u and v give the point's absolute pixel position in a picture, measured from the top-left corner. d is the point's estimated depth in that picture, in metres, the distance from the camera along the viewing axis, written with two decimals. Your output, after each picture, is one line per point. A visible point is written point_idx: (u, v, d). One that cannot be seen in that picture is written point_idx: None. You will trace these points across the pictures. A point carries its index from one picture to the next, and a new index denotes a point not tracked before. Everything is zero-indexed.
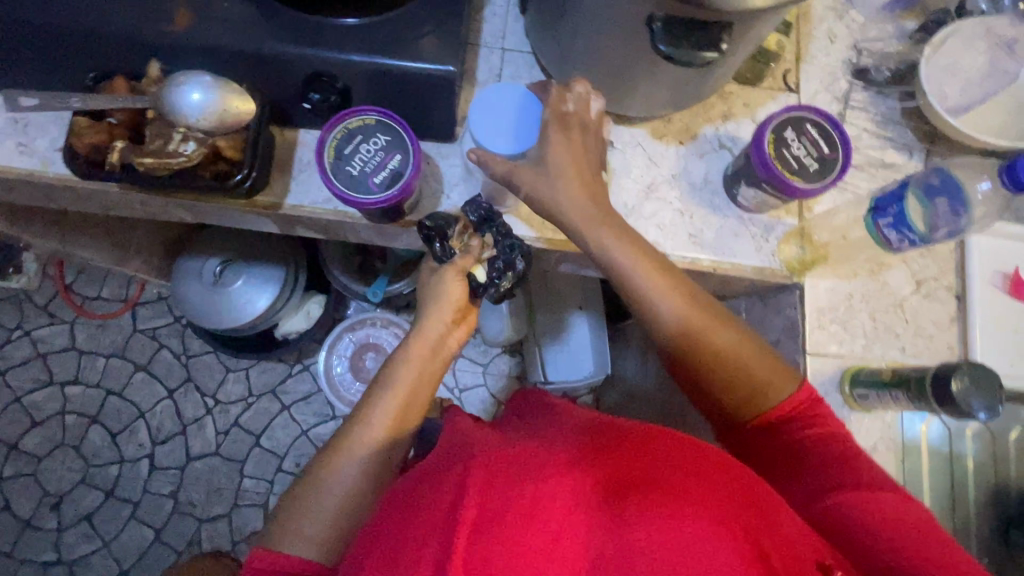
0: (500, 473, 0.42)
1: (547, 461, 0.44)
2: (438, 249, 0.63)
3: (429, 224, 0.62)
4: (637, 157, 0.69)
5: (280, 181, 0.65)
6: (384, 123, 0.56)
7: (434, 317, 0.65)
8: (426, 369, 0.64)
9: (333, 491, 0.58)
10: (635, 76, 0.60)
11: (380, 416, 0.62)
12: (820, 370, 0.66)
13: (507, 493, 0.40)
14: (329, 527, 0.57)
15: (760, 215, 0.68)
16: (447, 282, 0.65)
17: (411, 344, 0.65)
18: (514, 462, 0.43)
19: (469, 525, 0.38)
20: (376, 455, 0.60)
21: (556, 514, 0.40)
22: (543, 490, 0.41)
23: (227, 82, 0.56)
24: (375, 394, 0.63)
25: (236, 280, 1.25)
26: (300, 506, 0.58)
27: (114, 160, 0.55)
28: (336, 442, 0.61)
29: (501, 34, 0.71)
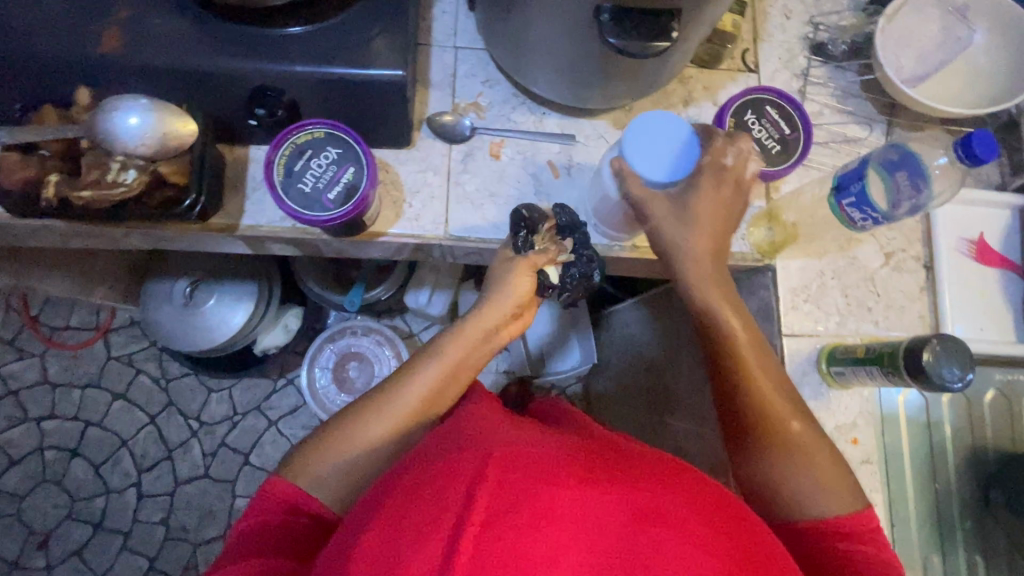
0: (521, 469, 0.41)
1: (571, 467, 0.42)
2: (520, 240, 0.61)
3: (527, 214, 0.61)
4: (601, 149, 0.68)
5: (235, 202, 0.62)
6: (334, 135, 0.54)
7: (497, 306, 0.62)
8: (475, 351, 0.62)
9: (362, 443, 0.56)
10: (591, 67, 0.58)
11: (417, 391, 0.59)
12: (797, 350, 0.66)
13: (526, 493, 0.39)
14: (347, 481, 0.56)
15: None
16: (520, 279, 0.61)
17: (467, 323, 0.62)
18: (540, 461, 0.42)
19: (480, 517, 0.38)
20: (410, 421, 0.58)
21: (570, 527, 0.39)
22: (561, 501, 0.39)
23: (167, 104, 0.54)
24: (421, 361, 0.60)
25: (208, 300, 1.22)
26: (325, 448, 0.56)
27: (50, 195, 0.52)
28: (373, 398, 0.59)
29: (452, 32, 0.69)
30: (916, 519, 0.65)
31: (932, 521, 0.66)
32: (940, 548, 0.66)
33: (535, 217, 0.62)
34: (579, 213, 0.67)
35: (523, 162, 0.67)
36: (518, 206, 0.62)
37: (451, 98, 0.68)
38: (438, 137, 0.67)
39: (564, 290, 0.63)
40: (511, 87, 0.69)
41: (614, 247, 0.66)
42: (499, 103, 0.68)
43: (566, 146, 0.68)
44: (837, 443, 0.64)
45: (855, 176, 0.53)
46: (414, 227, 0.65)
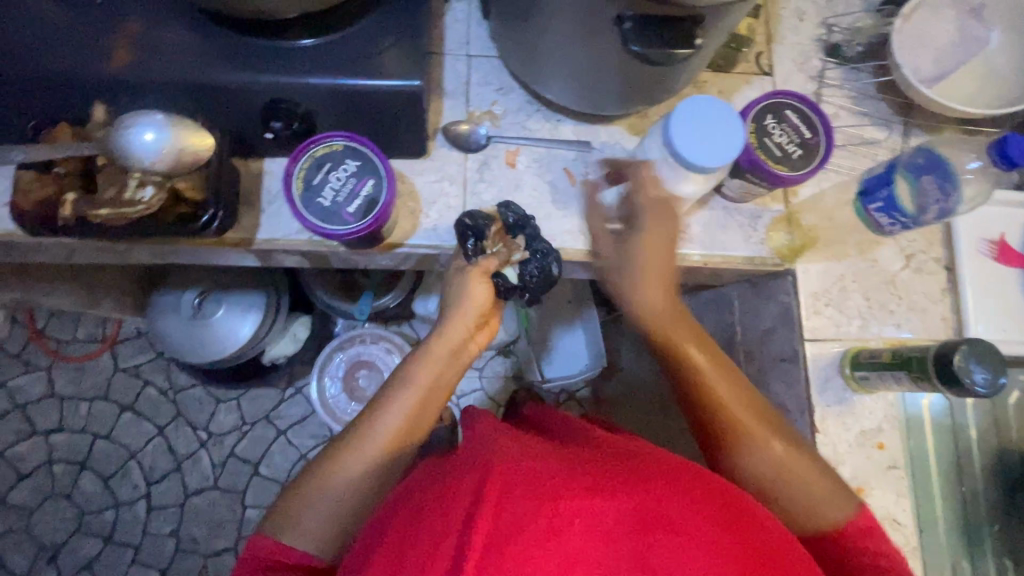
0: (521, 486, 0.40)
1: (572, 479, 0.41)
2: (469, 246, 0.60)
3: (470, 222, 0.59)
4: (617, 156, 0.68)
5: (250, 216, 0.62)
6: (352, 148, 0.54)
7: (458, 321, 0.62)
8: (445, 372, 0.62)
9: (339, 485, 0.56)
10: (608, 73, 0.58)
11: (388, 423, 0.59)
12: (819, 355, 0.65)
13: (528, 511, 0.39)
14: (331, 524, 0.56)
15: (746, 204, 0.67)
16: (474, 285, 0.61)
17: (432, 344, 0.62)
18: (539, 477, 0.41)
19: (482, 539, 0.37)
20: (387, 453, 0.58)
21: (576, 539, 0.38)
22: (564, 514, 0.39)
23: (182, 119, 0.53)
24: (390, 392, 0.60)
25: (216, 311, 1.21)
26: (303, 496, 0.56)
27: (67, 214, 0.51)
28: (345, 440, 0.59)
29: (464, 40, 0.69)
30: (944, 523, 0.65)
31: (960, 525, 0.65)
32: (968, 553, 0.65)
33: (481, 222, 0.60)
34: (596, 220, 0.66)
35: (539, 171, 0.67)
36: (461, 215, 0.61)
37: (465, 107, 0.67)
38: (453, 146, 0.66)
39: (527, 288, 0.60)
40: (525, 95, 0.68)
41: None
42: (513, 111, 0.68)
43: (582, 154, 0.68)
44: (862, 448, 0.64)
45: (884, 181, 0.54)
46: (431, 238, 0.64)
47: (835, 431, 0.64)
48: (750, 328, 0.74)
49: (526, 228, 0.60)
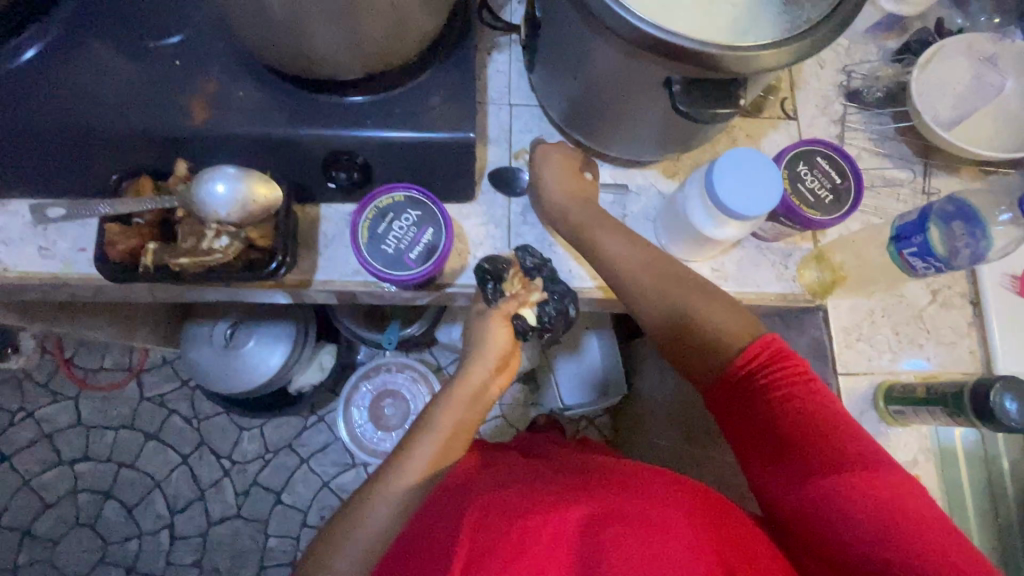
0: (491, 513, 0.47)
1: (534, 497, 0.48)
2: (489, 290, 0.64)
3: (488, 267, 0.63)
4: (652, 198, 0.71)
5: (308, 258, 0.65)
6: (414, 199, 0.59)
7: (481, 364, 0.65)
8: (468, 414, 0.64)
9: (369, 529, 0.57)
10: (647, 126, 0.61)
11: (416, 462, 0.60)
12: (852, 388, 0.68)
13: (497, 532, 0.44)
14: (362, 568, 0.56)
15: (777, 243, 0.70)
16: (495, 328, 0.64)
17: (455, 387, 0.65)
18: (504, 502, 0.48)
19: (461, 562, 0.44)
20: (413, 494, 0.59)
21: (544, 547, 0.44)
22: (531, 527, 0.44)
23: (253, 172, 0.57)
24: (416, 437, 0.62)
25: (247, 341, 1.24)
26: (334, 542, 0.57)
27: (149, 262, 0.55)
28: (375, 481, 0.60)
29: (506, 90, 0.73)
30: (981, 554, 0.66)
31: (997, 556, 0.66)
32: None
33: (500, 267, 0.64)
34: None
35: None
36: (479, 259, 0.65)
37: (508, 153, 0.71)
38: (497, 190, 0.70)
39: (546, 329, 0.64)
40: (564, 140, 0.72)
41: None
42: None
43: (619, 196, 0.71)
44: None
45: (916, 228, 0.58)
46: None
47: None
48: None
49: (543, 271, 0.64)
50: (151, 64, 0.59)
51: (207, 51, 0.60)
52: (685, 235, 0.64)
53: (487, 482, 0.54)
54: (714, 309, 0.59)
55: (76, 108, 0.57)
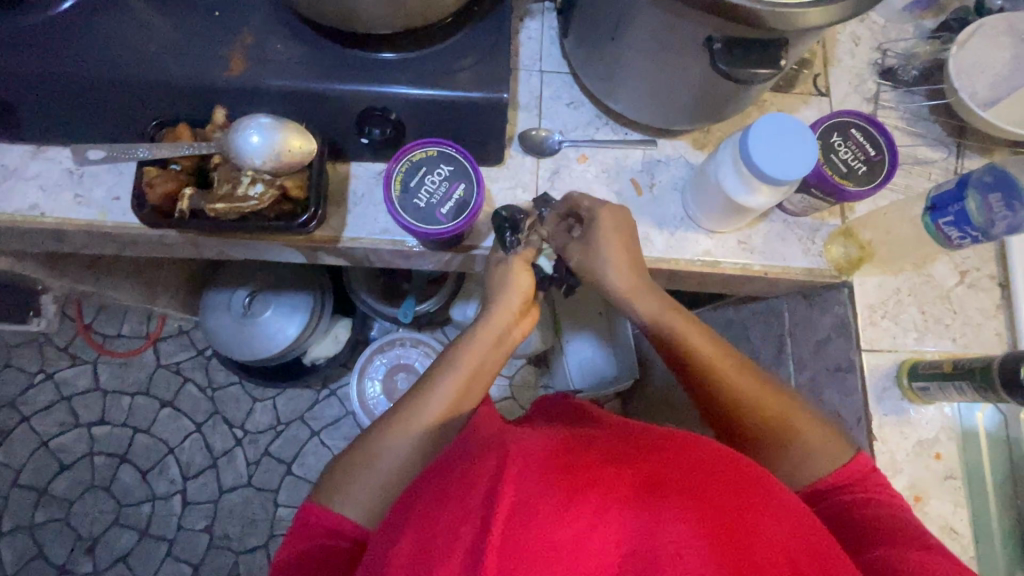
0: (535, 463, 0.41)
1: (580, 454, 0.43)
2: (508, 239, 0.63)
3: (507, 216, 0.63)
4: (679, 168, 0.71)
5: (337, 215, 0.66)
6: (446, 154, 0.60)
7: (501, 307, 0.65)
8: (488, 357, 0.64)
9: (388, 460, 0.59)
10: (680, 93, 0.61)
11: (436, 402, 0.61)
12: (876, 366, 0.67)
13: (541, 485, 0.40)
14: (377, 496, 0.58)
15: (804, 218, 0.70)
16: (517, 273, 0.64)
17: (477, 330, 0.65)
18: (546, 456, 0.42)
19: (502, 516, 0.38)
20: (432, 431, 0.60)
21: (592, 508, 0.40)
22: (579, 484, 0.40)
23: (286, 122, 0.58)
24: (436, 376, 0.63)
25: (264, 310, 1.25)
26: (352, 470, 0.59)
27: (184, 207, 0.56)
28: (392, 417, 0.61)
29: (538, 57, 0.73)
30: (1000, 537, 0.66)
31: (1016, 538, 0.66)
32: None
33: (517, 216, 0.64)
34: (662, 227, 0.69)
35: (608, 179, 0.70)
36: (495, 210, 0.65)
37: (537, 119, 0.71)
38: (526, 153, 0.70)
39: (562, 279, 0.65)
40: (594, 109, 0.72)
41: (695, 262, 0.69)
42: (583, 124, 0.71)
43: (648, 165, 0.71)
44: (919, 458, 0.65)
45: (953, 198, 0.59)
46: None
47: (891, 440, 0.66)
48: (801, 338, 0.77)
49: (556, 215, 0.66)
50: (191, 16, 0.60)
51: (247, 7, 0.61)
52: (715, 204, 0.64)
53: (516, 432, 0.49)
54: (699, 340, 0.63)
55: (117, 57, 0.58)
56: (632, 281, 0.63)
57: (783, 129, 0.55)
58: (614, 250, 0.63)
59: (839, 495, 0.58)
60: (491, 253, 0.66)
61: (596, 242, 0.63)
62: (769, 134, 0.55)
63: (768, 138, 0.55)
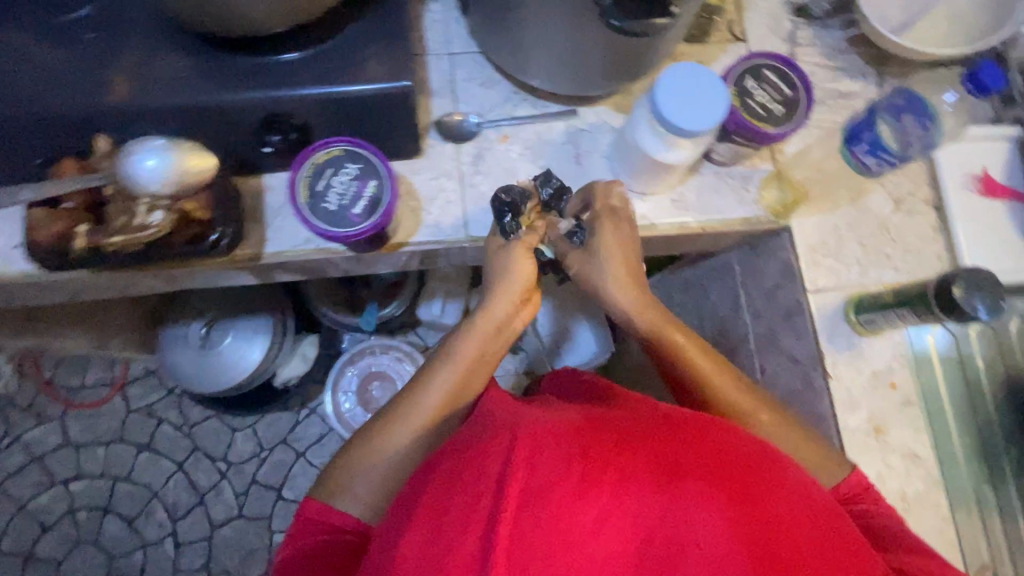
0: (550, 442, 0.39)
1: (597, 432, 0.41)
2: (507, 225, 0.60)
3: (508, 200, 0.60)
4: (605, 135, 0.70)
5: (256, 231, 0.63)
6: (353, 152, 0.59)
7: (503, 293, 0.63)
8: (488, 347, 0.63)
9: (385, 458, 0.58)
10: (589, 59, 0.60)
11: (436, 393, 0.60)
12: (823, 305, 0.67)
13: (557, 467, 0.38)
14: (375, 491, 0.57)
15: (735, 167, 0.69)
16: (516, 257, 0.62)
17: (478, 317, 0.63)
18: (560, 434, 0.40)
19: (516, 499, 0.37)
20: (433, 423, 0.59)
21: (609, 488, 0.38)
22: (597, 466, 0.39)
23: (183, 142, 0.54)
24: (436, 363, 0.62)
25: (223, 339, 1.21)
26: (354, 464, 0.58)
27: (80, 245, 0.54)
28: (392, 412, 0.60)
29: (445, 40, 0.70)
30: (963, 453, 0.66)
31: (978, 452, 0.67)
32: (989, 478, 0.67)
33: (517, 198, 0.60)
34: None
35: (534, 155, 0.69)
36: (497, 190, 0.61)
37: (453, 104, 0.69)
38: (446, 140, 0.68)
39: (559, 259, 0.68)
40: (511, 85, 0.70)
41: None
42: (500, 103, 0.69)
43: (573, 136, 0.69)
44: (876, 389, 0.66)
45: (867, 126, 0.67)
46: (436, 234, 0.66)
47: (847, 376, 0.66)
48: (753, 289, 0.76)
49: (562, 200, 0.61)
50: (64, 42, 0.56)
51: (123, 24, 0.57)
52: (637, 166, 0.63)
53: (526, 409, 0.47)
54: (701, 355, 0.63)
55: None
56: (633, 295, 0.64)
57: (699, 89, 0.53)
58: (614, 264, 0.63)
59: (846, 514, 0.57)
60: (489, 234, 0.63)
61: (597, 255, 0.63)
62: (682, 96, 0.53)
63: (676, 87, 0.54)
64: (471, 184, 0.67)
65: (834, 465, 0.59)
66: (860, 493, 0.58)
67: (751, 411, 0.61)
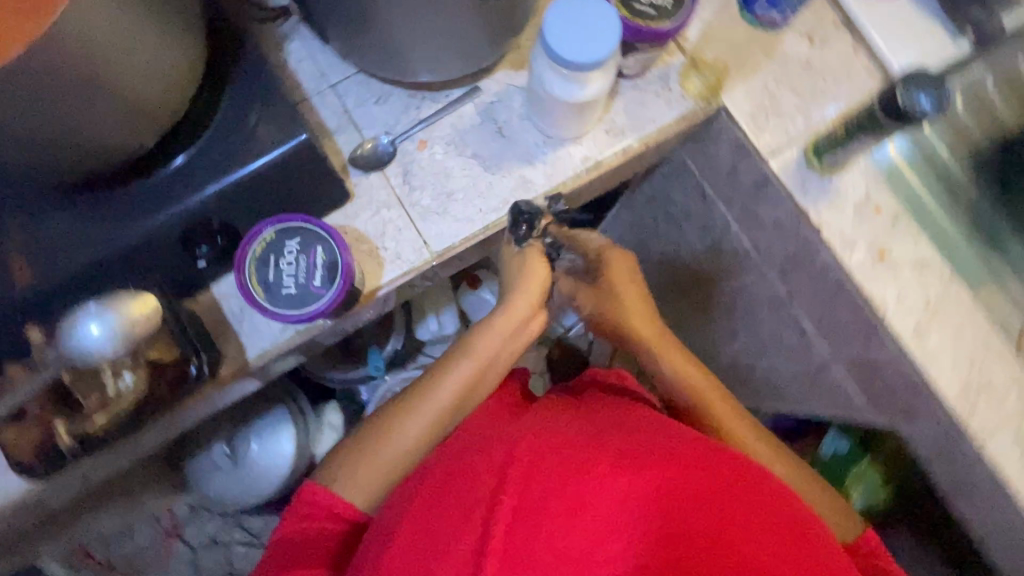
0: (547, 464, 0.46)
1: (601, 456, 0.47)
2: (522, 233, 0.63)
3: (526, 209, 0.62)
4: (514, 97, 0.67)
5: (231, 342, 0.60)
6: (284, 229, 0.57)
7: (527, 293, 0.65)
8: (505, 346, 0.65)
9: (388, 447, 0.59)
10: (465, 34, 0.57)
11: (448, 390, 0.62)
12: (786, 164, 0.67)
13: (555, 488, 0.44)
14: (375, 485, 0.58)
15: (649, 72, 0.68)
16: (532, 260, 0.65)
17: (497, 316, 0.65)
18: (560, 455, 0.47)
19: (508, 517, 0.43)
20: (440, 418, 0.61)
21: (604, 510, 0.44)
22: (594, 486, 0.44)
23: (113, 295, 0.50)
24: (451, 360, 0.63)
25: (249, 447, 1.18)
26: (354, 454, 0.60)
27: (67, 437, 0.54)
28: (400, 404, 0.62)
29: (320, 74, 0.67)
30: (962, 239, 0.68)
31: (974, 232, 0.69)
32: (993, 250, 0.69)
33: (535, 211, 0.63)
34: (534, 161, 0.66)
35: (459, 148, 0.66)
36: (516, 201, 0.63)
37: (358, 133, 0.66)
38: (368, 172, 0.65)
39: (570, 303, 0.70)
40: (404, 90, 0.67)
41: (582, 174, 0.66)
42: (402, 112, 0.67)
43: (486, 112, 0.67)
44: (865, 218, 0.66)
45: None
46: (402, 265, 0.63)
47: (834, 219, 0.66)
48: (715, 176, 0.76)
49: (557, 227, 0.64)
50: None
51: None
52: (554, 116, 0.62)
53: (527, 427, 0.53)
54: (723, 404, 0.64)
55: None
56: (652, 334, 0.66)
57: (582, 17, 0.52)
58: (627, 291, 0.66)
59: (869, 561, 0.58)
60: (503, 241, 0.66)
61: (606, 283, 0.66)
62: (569, 30, 0.52)
63: (580, 28, 0.52)
64: (413, 204, 0.64)
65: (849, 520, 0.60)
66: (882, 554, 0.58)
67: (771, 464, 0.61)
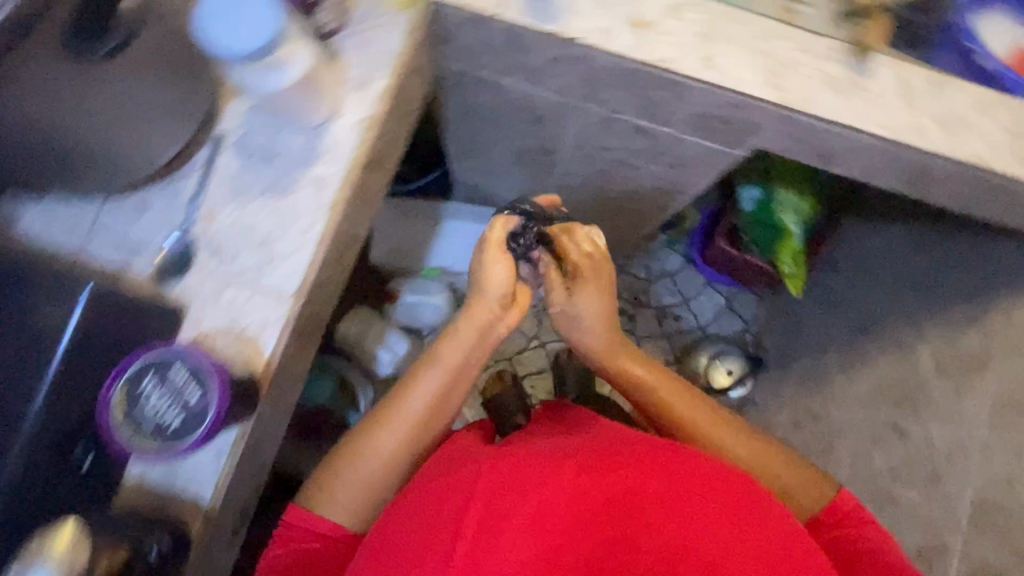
0: (512, 482, 0.59)
1: (565, 470, 0.60)
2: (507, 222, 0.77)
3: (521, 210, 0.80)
4: (257, 118, 0.65)
5: (179, 502, 0.57)
6: (126, 382, 0.54)
7: (489, 301, 0.77)
8: (467, 352, 0.78)
9: (372, 459, 0.72)
10: (146, 84, 0.56)
11: (422, 400, 0.75)
12: (517, 9, 0.69)
13: (516, 499, 0.57)
14: (359, 498, 0.72)
15: (354, 17, 0.68)
16: (496, 262, 0.75)
17: (461, 325, 0.78)
18: (525, 473, 0.60)
19: (473, 523, 0.55)
20: (418, 426, 0.75)
21: (563, 512, 0.56)
22: (554, 495, 0.57)
23: (32, 545, 0.47)
24: (423, 370, 0.77)
25: None
26: (340, 470, 0.72)
27: None
28: (380, 418, 0.74)
29: (72, 226, 0.62)
30: None
31: None
32: None
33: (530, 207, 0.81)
34: (317, 156, 0.64)
35: (245, 195, 0.63)
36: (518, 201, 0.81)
37: (148, 249, 0.62)
38: (183, 274, 0.61)
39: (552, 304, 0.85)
40: (157, 181, 0.63)
41: (365, 137, 0.65)
42: (172, 203, 0.63)
43: (244, 148, 0.64)
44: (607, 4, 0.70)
45: None
46: (274, 325, 0.61)
47: (584, 23, 0.69)
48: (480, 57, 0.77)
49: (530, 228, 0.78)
50: None
51: None
52: (297, 107, 0.62)
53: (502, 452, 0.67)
54: (693, 403, 0.81)
55: None
56: (608, 342, 0.86)
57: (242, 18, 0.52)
58: (595, 300, 0.82)
59: (838, 527, 0.74)
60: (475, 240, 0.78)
61: (580, 301, 0.82)
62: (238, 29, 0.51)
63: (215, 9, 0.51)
64: (243, 269, 0.62)
65: (819, 484, 0.76)
66: (846, 507, 0.74)
67: (731, 446, 0.78)
